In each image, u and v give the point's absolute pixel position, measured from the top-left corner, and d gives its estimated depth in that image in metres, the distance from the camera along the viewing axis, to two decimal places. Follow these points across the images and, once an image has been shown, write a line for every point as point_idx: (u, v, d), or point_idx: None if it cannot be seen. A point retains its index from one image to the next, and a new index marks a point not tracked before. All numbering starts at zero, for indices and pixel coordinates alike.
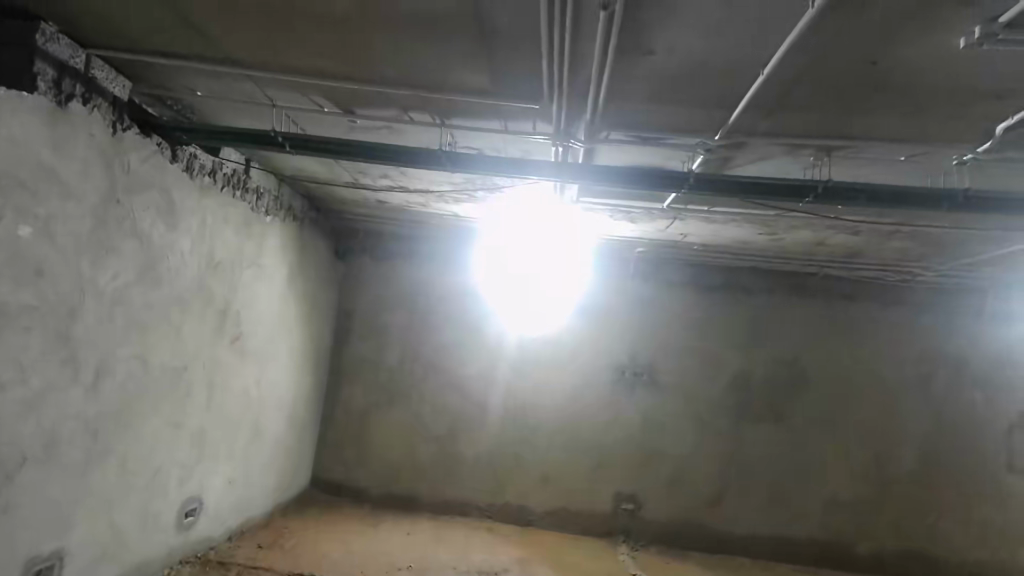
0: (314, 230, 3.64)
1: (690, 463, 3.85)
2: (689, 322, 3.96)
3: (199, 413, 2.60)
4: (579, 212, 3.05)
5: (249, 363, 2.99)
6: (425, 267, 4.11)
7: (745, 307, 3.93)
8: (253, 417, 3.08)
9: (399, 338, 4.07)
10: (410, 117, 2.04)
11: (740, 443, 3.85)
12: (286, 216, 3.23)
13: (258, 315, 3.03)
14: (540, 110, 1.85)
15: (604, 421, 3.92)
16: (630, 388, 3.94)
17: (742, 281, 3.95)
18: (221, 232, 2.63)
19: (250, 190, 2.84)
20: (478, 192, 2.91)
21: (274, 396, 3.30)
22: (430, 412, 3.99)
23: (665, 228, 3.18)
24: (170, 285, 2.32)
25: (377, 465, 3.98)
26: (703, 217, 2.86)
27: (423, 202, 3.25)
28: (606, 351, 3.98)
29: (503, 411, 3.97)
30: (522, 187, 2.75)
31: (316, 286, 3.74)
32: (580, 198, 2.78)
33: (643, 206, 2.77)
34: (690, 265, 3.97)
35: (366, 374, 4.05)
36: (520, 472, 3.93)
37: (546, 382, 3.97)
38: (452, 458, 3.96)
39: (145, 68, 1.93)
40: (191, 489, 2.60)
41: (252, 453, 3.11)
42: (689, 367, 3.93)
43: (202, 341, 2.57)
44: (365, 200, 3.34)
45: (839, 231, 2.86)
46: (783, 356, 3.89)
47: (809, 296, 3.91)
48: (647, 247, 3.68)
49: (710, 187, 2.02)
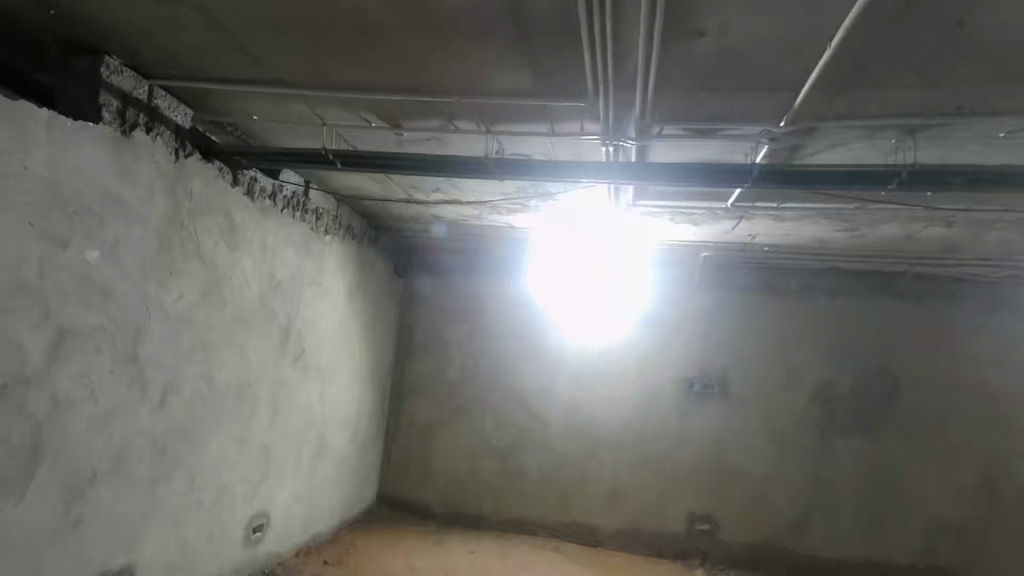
0: (373, 249, 3.69)
1: (769, 481, 3.58)
2: (761, 330, 3.71)
3: (263, 430, 2.65)
4: (637, 216, 2.93)
5: (312, 380, 3.04)
6: (482, 281, 4.08)
7: (826, 312, 3.64)
8: (317, 434, 3.13)
9: (459, 353, 4.05)
10: (456, 126, 2.01)
11: (825, 459, 3.54)
12: (345, 235, 3.28)
13: (320, 333, 3.07)
14: (587, 107, 1.77)
15: (673, 436, 3.72)
16: (701, 401, 3.72)
17: (821, 284, 3.66)
18: (283, 252, 2.68)
19: (310, 211, 2.88)
20: (532, 201, 2.85)
21: (337, 412, 3.34)
22: (492, 428, 3.93)
23: (731, 229, 3.00)
24: (234, 305, 2.37)
25: (440, 482, 3.94)
26: (774, 215, 2.67)
27: (477, 215, 3.23)
28: (673, 363, 3.79)
29: (567, 425, 3.85)
30: (575, 194, 2.67)
31: (376, 304, 3.78)
32: (637, 201, 2.67)
33: (706, 206, 2.61)
34: (760, 269, 3.73)
35: (429, 390, 4.05)
36: (587, 490, 3.78)
37: (610, 396, 3.82)
38: (515, 474, 3.87)
39: (203, 95, 1.98)
40: (257, 506, 2.65)
41: (317, 469, 3.15)
42: (766, 378, 3.67)
43: (266, 360, 2.62)
44: (420, 215, 3.35)
45: (930, 223, 2.58)
46: (872, 364, 3.56)
47: (898, 299, 3.57)
48: (713, 252, 3.50)
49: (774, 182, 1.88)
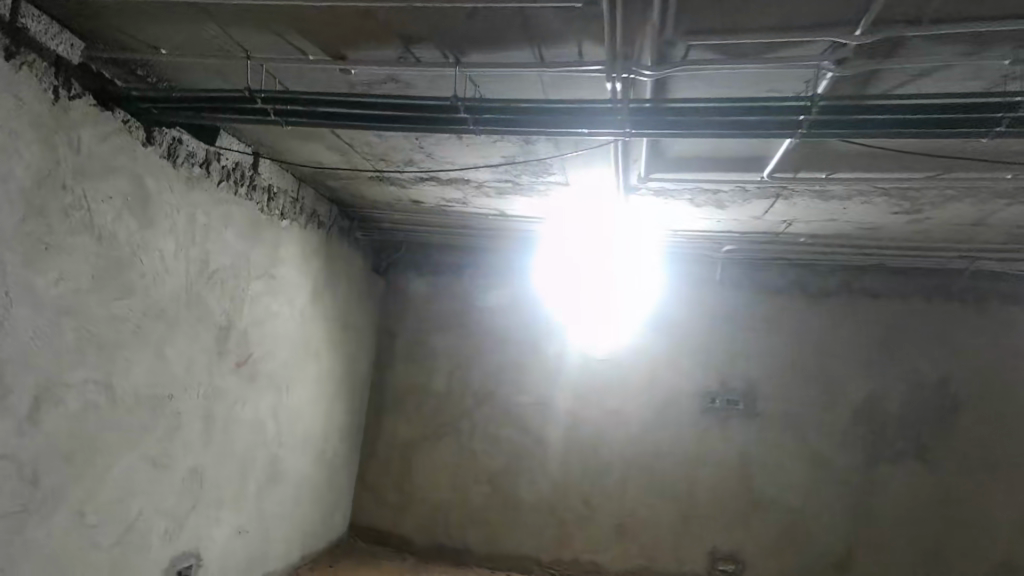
0: (347, 241, 3.22)
1: (804, 515, 3.05)
2: (793, 336, 3.20)
3: (191, 452, 2.17)
4: (650, 197, 2.45)
5: (262, 392, 2.55)
6: (473, 281, 3.59)
7: (870, 316, 3.13)
8: (270, 455, 2.65)
9: (446, 361, 3.55)
10: (417, 57, 1.54)
11: (871, 489, 3.01)
12: (309, 222, 2.79)
13: (274, 336, 2.59)
14: (585, 17, 1.30)
15: (690, 460, 3.20)
16: (723, 419, 3.20)
17: (864, 284, 3.15)
18: (220, 235, 2.20)
19: (259, 188, 2.40)
20: (523, 178, 2.37)
21: (296, 429, 2.85)
22: (480, 448, 3.43)
23: (762, 213, 2.51)
24: (146, 296, 1.90)
25: (421, 510, 3.43)
26: (818, 191, 2.18)
27: (461, 198, 2.75)
28: (689, 373, 3.28)
29: (567, 446, 3.34)
30: (576, 166, 2.20)
31: (351, 304, 3.30)
32: (650, 175, 2.19)
33: (735, 178, 2.13)
34: (792, 266, 3.23)
35: (409, 405, 3.55)
36: (591, 522, 3.25)
37: (618, 413, 3.31)
38: (506, 501, 3.35)
39: (89, 18, 1.53)
40: (184, 543, 2.17)
41: (268, 496, 2.67)
42: (800, 392, 3.15)
43: (195, 365, 2.15)
44: (397, 200, 2.88)
45: (1013, 199, 2.09)
46: (925, 377, 3.04)
47: (956, 300, 3.05)
48: (737, 244, 3.01)
49: (832, 125, 1.44)
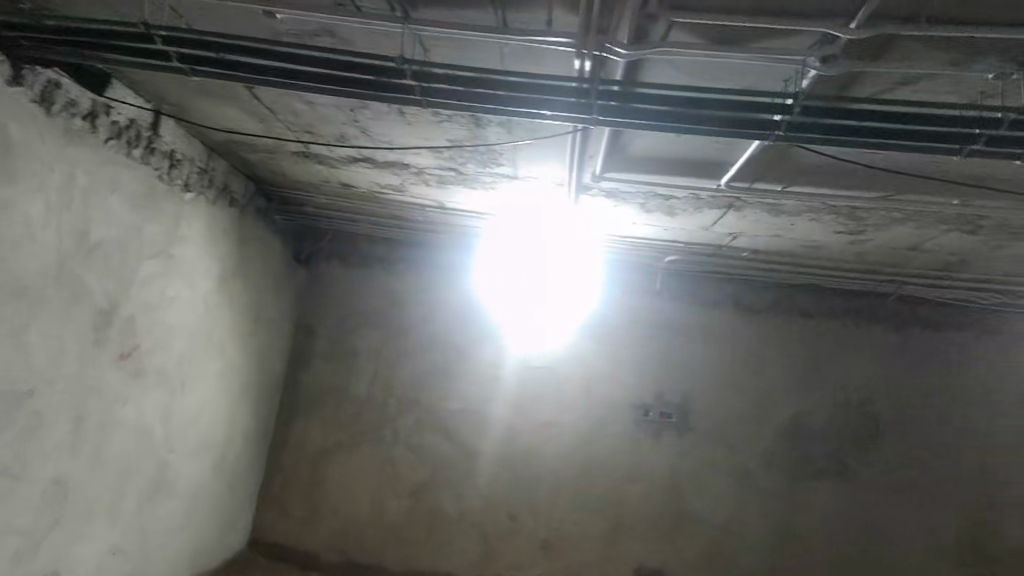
0: (264, 224, 2.90)
1: (732, 532, 3.02)
2: (728, 351, 3.18)
3: (54, 458, 1.80)
4: (601, 198, 2.32)
5: (150, 389, 2.20)
6: (405, 276, 3.35)
7: (801, 334, 3.16)
8: (157, 463, 2.29)
9: (370, 362, 3.28)
10: (359, 7, 1.31)
11: (796, 507, 3.02)
12: (219, 198, 2.47)
13: (168, 325, 2.25)
14: None
15: (622, 474, 3.10)
16: (656, 433, 3.13)
17: (797, 303, 3.19)
18: (105, 203, 1.86)
19: (158, 152, 2.07)
20: (468, 166, 2.18)
21: (192, 433, 2.50)
22: (402, 456, 3.18)
23: (710, 224, 2.45)
24: (3, 268, 1.55)
25: (332, 524, 3.14)
26: (771, 204, 2.12)
27: (398, 185, 2.52)
28: (625, 385, 3.19)
29: (496, 457, 3.16)
30: (527, 158, 2.03)
31: (265, 295, 2.98)
32: (605, 175, 2.06)
33: (691, 185, 2.04)
34: (729, 280, 3.22)
35: (325, 408, 3.25)
36: (517, 538, 3.08)
37: (551, 423, 3.17)
38: (427, 515, 3.12)
39: None
40: (38, 568, 1.80)
41: (153, 510, 2.31)
42: (732, 408, 3.13)
43: (65, 355, 1.79)
44: (325, 182, 2.60)
45: (952, 226, 2.12)
46: (849, 397, 3.10)
47: (880, 323, 3.14)
48: (680, 254, 2.95)
49: (813, 129, 1.35)
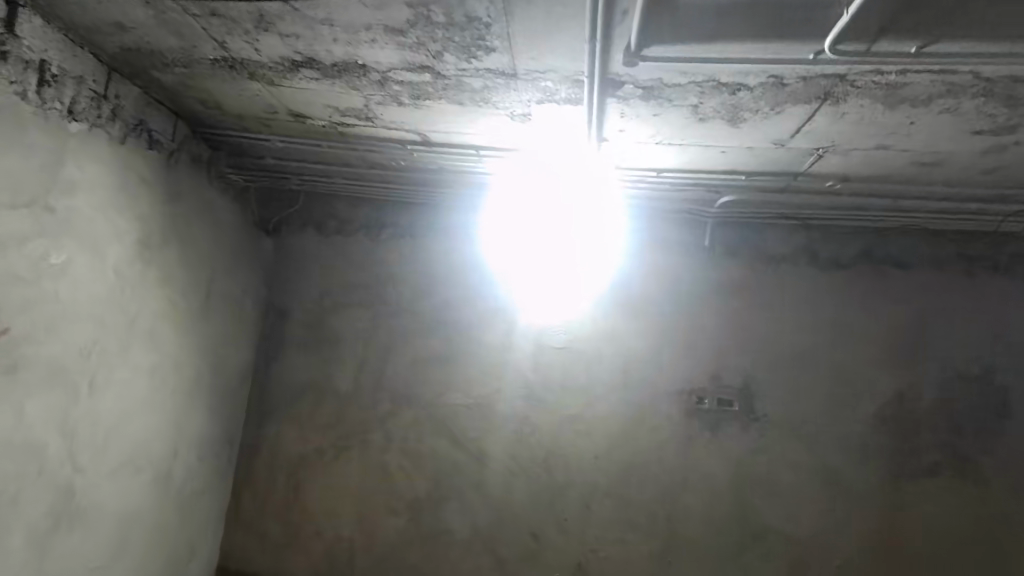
0: (208, 179, 2.31)
1: (818, 547, 2.35)
2: (802, 317, 2.50)
3: None
4: (636, 103, 1.66)
5: (33, 387, 1.63)
6: (393, 244, 2.73)
7: (896, 291, 2.47)
8: (55, 487, 1.72)
9: (353, 351, 2.68)
10: None
11: (901, 513, 2.33)
12: (129, 136, 1.90)
13: (58, 303, 1.68)
14: None
15: (672, 478, 2.45)
16: (714, 425, 2.47)
17: (888, 253, 2.49)
18: None
19: (18, 60, 1.50)
20: (445, 60, 1.54)
21: (113, 443, 1.93)
22: (397, 463, 2.57)
23: (789, 136, 1.77)
24: None
25: (315, 548, 2.55)
26: (890, 85, 1.45)
27: (362, 110, 1.91)
28: (670, 367, 2.53)
29: (512, 460, 2.53)
30: (527, 36, 1.39)
31: (218, 269, 2.40)
32: (642, 54, 1.40)
33: (775, 60, 1.37)
34: (799, 228, 2.53)
35: (302, 407, 2.66)
36: (541, 562, 2.46)
37: (579, 417, 2.53)
38: (430, 535, 2.51)
39: None
40: None
41: (56, 548, 1.74)
42: (811, 390, 2.45)
43: None
44: (270, 113, 2.00)
45: None
46: (964, 370, 2.39)
47: (999, 274, 2.43)
48: (739, 193, 2.28)
49: None
